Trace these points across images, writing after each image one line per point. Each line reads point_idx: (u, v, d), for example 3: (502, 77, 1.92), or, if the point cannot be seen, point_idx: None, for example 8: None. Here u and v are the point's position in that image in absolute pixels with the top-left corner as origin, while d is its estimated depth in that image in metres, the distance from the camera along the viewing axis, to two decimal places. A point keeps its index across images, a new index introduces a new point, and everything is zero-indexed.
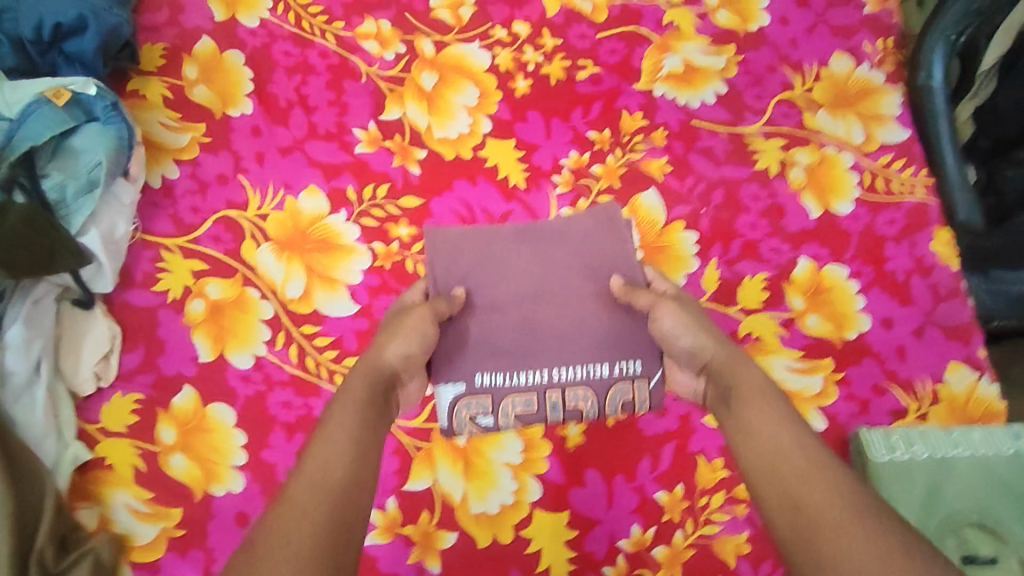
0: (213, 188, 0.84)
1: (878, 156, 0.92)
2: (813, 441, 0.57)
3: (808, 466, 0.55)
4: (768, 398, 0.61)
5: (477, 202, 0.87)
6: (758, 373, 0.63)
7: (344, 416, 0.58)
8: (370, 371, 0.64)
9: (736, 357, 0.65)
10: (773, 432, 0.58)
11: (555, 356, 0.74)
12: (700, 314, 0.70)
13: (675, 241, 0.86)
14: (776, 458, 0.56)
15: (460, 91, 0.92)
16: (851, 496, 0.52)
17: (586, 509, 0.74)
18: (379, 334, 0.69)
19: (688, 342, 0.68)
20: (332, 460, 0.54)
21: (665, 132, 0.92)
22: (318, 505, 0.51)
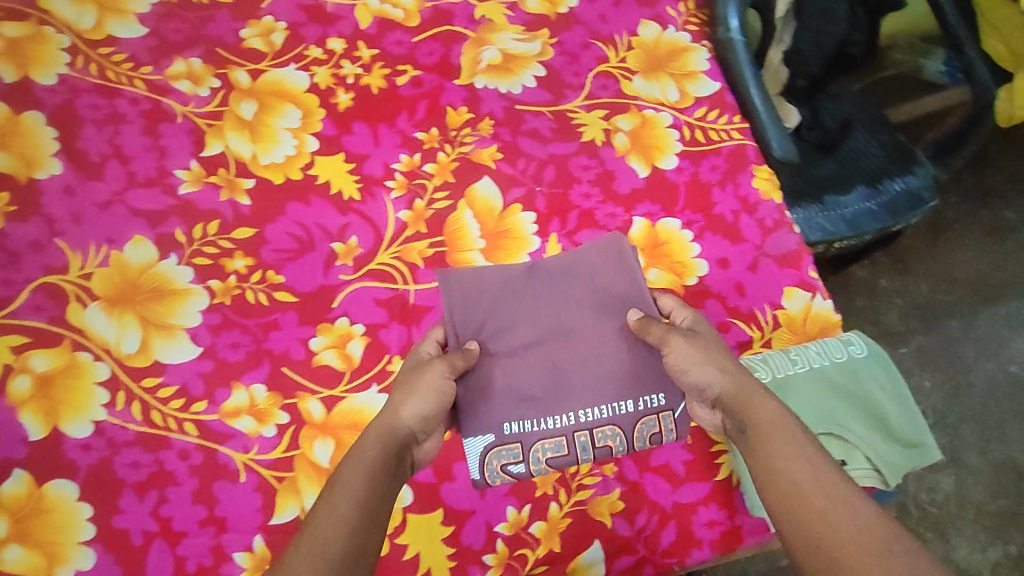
0: (27, 257, 0.79)
1: (694, 110, 0.98)
2: (834, 479, 0.57)
3: (823, 508, 0.55)
4: (789, 436, 0.60)
5: (313, 220, 0.87)
6: (775, 407, 0.63)
7: (352, 483, 0.58)
8: (384, 435, 0.63)
9: (749, 390, 0.65)
10: (791, 476, 0.58)
11: (578, 395, 0.74)
12: (712, 343, 0.69)
13: (515, 224, 0.88)
14: (797, 498, 0.57)
15: (282, 115, 0.92)
16: (870, 539, 0.52)
17: (458, 503, 0.74)
18: (397, 389, 0.68)
19: (697, 375, 0.67)
20: (333, 529, 0.54)
21: (491, 122, 0.94)
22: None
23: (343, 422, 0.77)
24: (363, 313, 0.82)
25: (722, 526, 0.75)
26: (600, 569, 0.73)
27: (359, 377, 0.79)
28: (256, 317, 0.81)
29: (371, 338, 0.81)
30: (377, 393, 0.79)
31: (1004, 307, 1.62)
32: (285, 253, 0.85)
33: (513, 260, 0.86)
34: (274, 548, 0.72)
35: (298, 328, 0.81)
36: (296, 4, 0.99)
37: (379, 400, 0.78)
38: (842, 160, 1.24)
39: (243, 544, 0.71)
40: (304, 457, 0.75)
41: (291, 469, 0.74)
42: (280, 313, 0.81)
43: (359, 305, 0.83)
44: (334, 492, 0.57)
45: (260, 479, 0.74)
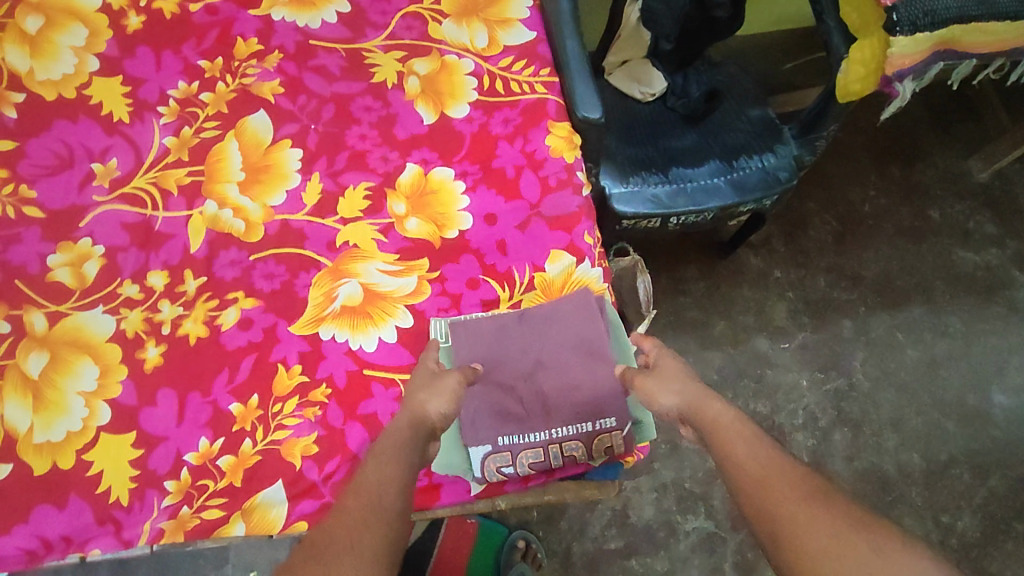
0: None
1: (499, 59, 0.94)
2: (776, 456, 0.59)
3: (766, 480, 0.57)
4: (731, 434, 0.62)
5: (77, 138, 0.86)
6: (723, 409, 0.65)
7: (387, 457, 0.62)
8: (417, 423, 0.66)
9: (702, 401, 0.67)
10: (742, 463, 0.59)
11: (558, 411, 0.76)
12: (676, 371, 0.71)
13: (279, 159, 0.86)
14: (742, 482, 0.58)
15: (67, 32, 0.91)
16: (807, 496, 0.55)
17: (153, 428, 0.73)
18: (415, 389, 0.70)
19: (658, 401, 0.70)
20: (384, 487, 0.59)
21: (279, 55, 0.91)
22: (377, 526, 0.56)
23: (61, 338, 0.77)
24: (107, 236, 0.82)
25: (417, 481, 0.72)
26: (279, 509, 0.71)
27: (87, 296, 0.79)
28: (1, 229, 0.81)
29: (107, 260, 0.81)
30: (100, 312, 0.78)
31: (905, 312, 1.53)
32: (42, 168, 0.84)
33: (268, 198, 0.84)
34: None
35: (40, 243, 0.81)
36: None
37: (102, 320, 0.78)
38: (705, 132, 1.14)
39: None
40: (15, 367, 0.75)
41: (1, 377, 0.75)
42: (24, 228, 0.82)
43: (105, 228, 0.82)
44: (375, 461, 0.62)
45: None
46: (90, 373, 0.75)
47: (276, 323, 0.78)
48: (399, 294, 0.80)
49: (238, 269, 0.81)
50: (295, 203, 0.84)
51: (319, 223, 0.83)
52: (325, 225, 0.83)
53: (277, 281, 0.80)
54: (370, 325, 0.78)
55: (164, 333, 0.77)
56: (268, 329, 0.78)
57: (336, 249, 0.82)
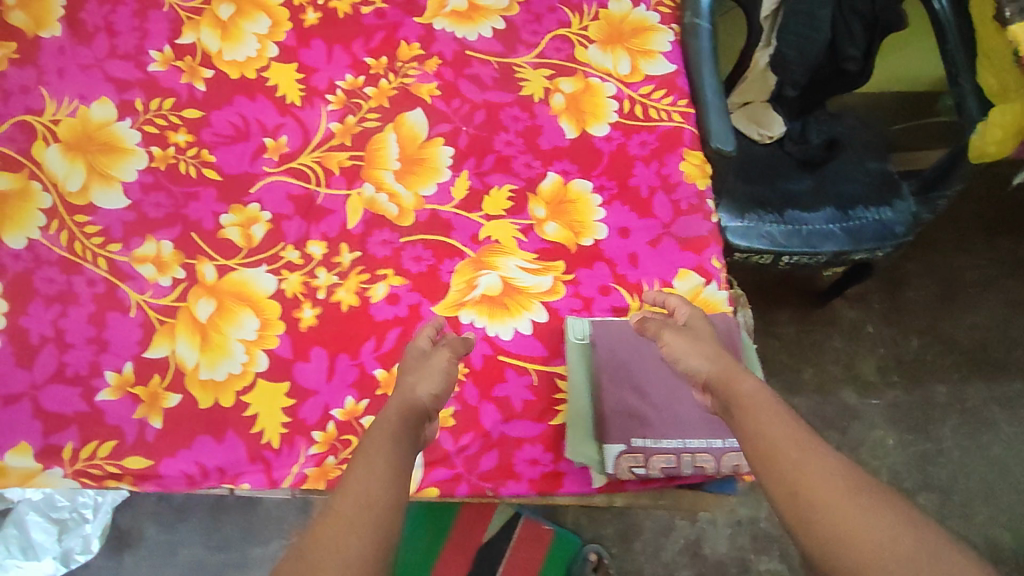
0: (15, 97, 0.93)
1: (640, 87, 0.99)
2: (807, 436, 0.59)
3: (797, 457, 0.57)
4: (761, 408, 0.62)
5: (254, 115, 0.94)
6: (752, 382, 0.65)
7: (376, 450, 0.59)
8: (405, 407, 0.65)
9: (731, 370, 0.67)
10: (770, 437, 0.59)
11: (693, 421, 0.75)
12: (705, 337, 0.72)
13: (432, 155, 0.93)
14: (772, 455, 0.58)
15: (253, 21, 1.00)
16: (841, 478, 0.55)
17: (306, 381, 0.79)
18: (405, 375, 0.72)
19: (686, 361, 0.70)
20: (371, 478, 0.56)
21: (438, 61, 0.98)
22: (366, 521, 0.52)
23: (227, 290, 0.84)
24: (274, 204, 0.89)
25: (544, 467, 0.77)
26: (414, 473, 0.76)
27: (252, 256, 0.86)
28: (182, 185, 0.90)
29: (273, 226, 0.88)
30: (263, 271, 0.85)
31: (1001, 385, 1.49)
32: (222, 137, 0.92)
33: (420, 188, 0.91)
34: (139, 377, 0.79)
35: (215, 203, 0.89)
36: None
37: (265, 279, 0.85)
38: (823, 179, 1.17)
39: (114, 365, 0.79)
40: (186, 309, 0.83)
41: (173, 316, 0.83)
42: (202, 188, 0.90)
43: (272, 197, 0.90)
44: (364, 453, 0.59)
45: (146, 318, 0.83)
46: (251, 324, 0.82)
47: (421, 302, 0.84)
48: (535, 290, 0.85)
49: (389, 248, 0.87)
50: (444, 196, 0.90)
51: (466, 217, 0.89)
52: (471, 219, 0.89)
53: (424, 264, 0.87)
54: (507, 316, 0.83)
55: (319, 297, 0.84)
56: (413, 306, 0.84)
57: (479, 242, 0.88)
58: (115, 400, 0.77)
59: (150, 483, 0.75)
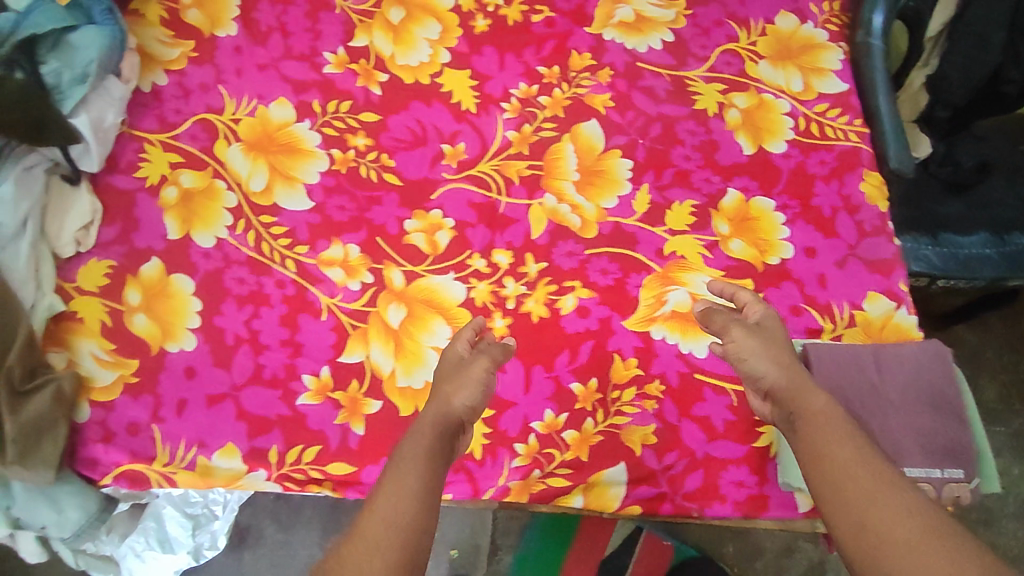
0: (196, 95, 0.94)
1: (815, 105, 0.97)
2: (879, 461, 0.59)
3: (870, 486, 0.57)
4: (834, 429, 0.62)
5: (431, 121, 0.94)
6: (823, 399, 0.64)
7: (407, 465, 0.58)
8: (439, 421, 0.62)
9: (802, 383, 0.65)
10: (846, 462, 0.59)
11: (909, 449, 0.74)
12: (779, 338, 0.69)
13: (611, 166, 0.91)
14: (840, 483, 0.58)
15: (424, 26, 0.99)
16: (911, 509, 0.55)
17: (504, 392, 0.79)
18: (440, 383, 0.67)
19: (754, 366, 0.67)
20: (403, 503, 0.55)
21: (610, 72, 0.97)
22: (392, 550, 0.53)
23: (416, 296, 0.84)
24: (456, 211, 0.89)
25: (749, 490, 0.76)
26: (618, 489, 0.76)
27: (439, 262, 0.85)
28: (364, 189, 0.89)
29: (457, 233, 0.87)
30: (452, 279, 0.85)
31: None
32: (401, 142, 0.92)
33: (602, 200, 0.89)
34: (337, 381, 0.79)
35: (398, 208, 0.89)
36: None
37: (454, 286, 0.84)
38: (971, 203, 1.14)
39: (312, 369, 0.79)
40: (377, 315, 0.82)
41: (365, 321, 0.82)
42: (383, 192, 0.89)
43: (453, 203, 0.89)
44: (393, 474, 0.58)
45: (337, 322, 0.82)
46: (443, 333, 0.82)
47: (611, 316, 0.83)
48: None
49: (574, 260, 0.86)
50: (626, 210, 0.89)
51: (650, 231, 0.88)
52: (656, 234, 0.87)
53: (611, 277, 0.85)
54: (700, 334, 0.82)
55: (509, 307, 0.83)
56: (604, 320, 0.83)
57: (664, 257, 0.86)
58: (316, 404, 0.77)
59: (355, 488, 0.76)
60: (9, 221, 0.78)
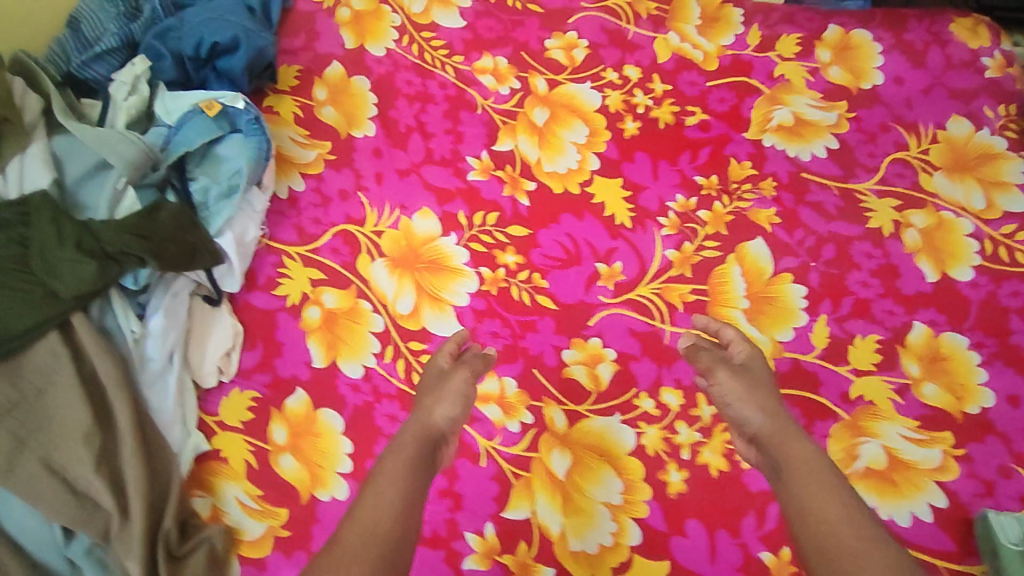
0: (335, 203, 0.89)
1: (1001, 225, 0.88)
2: (866, 519, 0.63)
3: (857, 545, 0.61)
4: (820, 482, 0.65)
5: (584, 236, 0.88)
6: (809, 450, 0.67)
7: (392, 472, 0.66)
8: (420, 433, 0.68)
9: (787, 431, 0.68)
10: (823, 510, 0.63)
11: None
12: (761, 383, 0.72)
13: (783, 293, 0.84)
14: (830, 539, 0.62)
15: (570, 129, 0.94)
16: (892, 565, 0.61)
17: (687, 560, 0.71)
18: (422, 396, 0.72)
19: (740, 411, 0.70)
20: (382, 507, 0.64)
21: (773, 183, 0.90)
22: (375, 546, 0.62)
23: (581, 441, 0.77)
24: (618, 340, 0.82)
25: None
26: None
27: (604, 401, 0.79)
28: (518, 314, 0.84)
29: (621, 366, 0.81)
30: (619, 421, 0.78)
31: None
32: (554, 260, 0.86)
33: (776, 332, 0.82)
34: (504, 542, 0.72)
35: (554, 335, 0.82)
36: (601, 27, 1.00)
37: (621, 429, 0.77)
38: None
39: (476, 527, 0.73)
40: (540, 462, 0.76)
41: (528, 469, 0.76)
42: (539, 316, 0.83)
43: (614, 331, 0.82)
44: (376, 480, 0.66)
45: (498, 470, 0.76)
46: (613, 485, 0.75)
47: None
48: (924, 466, 0.75)
49: None
50: (803, 344, 0.82)
51: (833, 369, 0.81)
52: (839, 374, 0.80)
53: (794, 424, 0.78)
54: (900, 497, 0.73)
55: (684, 457, 0.76)
56: None
57: (850, 402, 0.79)
58: (484, 570, 0.71)
59: None
60: (157, 355, 0.74)
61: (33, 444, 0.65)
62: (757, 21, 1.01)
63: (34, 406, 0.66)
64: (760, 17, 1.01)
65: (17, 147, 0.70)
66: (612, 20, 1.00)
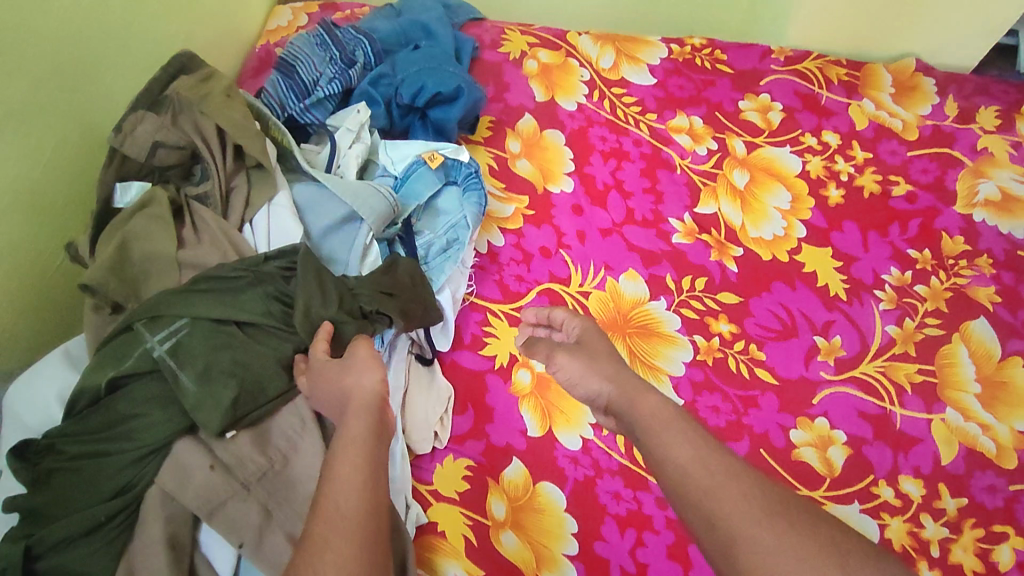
0: (537, 260, 0.86)
1: None
2: (720, 453, 0.52)
3: (709, 484, 0.50)
4: (669, 427, 0.54)
5: (799, 307, 0.84)
6: (657, 400, 0.57)
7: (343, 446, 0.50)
8: (358, 403, 0.53)
9: (633, 387, 0.59)
10: (668, 447, 0.53)
11: None
12: (602, 350, 0.63)
13: (1016, 379, 0.80)
14: (681, 482, 0.51)
15: (772, 194, 0.91)
16: (758, 502, 0.49)
17: None
18: (322, 380, 0.57)
19: (586, 386, 0.61)
20: (342, 484, 0.48)
21: (989, 260, 0.87)
22: (350, 531, 0.45)
23: None
24: (846, 422, 0.77)
25: None
26: None
27: (841, 488, 0.74)
28: (738, 387, 0.79)
29: (854, 451, 0.76)
30: (859, 511, 0.72)
31: None
32: (769, 331, 0.82)
33: (1015, 421, 0.77)
34: None
35: (779, 413, 0.78)
36: (793, 90, 0.99)
37: (864, 521, 0.72)
38: None
39: None
40: None
41: None
42: (760, 392, 0.79)
43: (842, 411, 0.78)
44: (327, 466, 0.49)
45: None
46: None
47: None
48: None
49: (999, 497, 0.73)
50: None
51: None
52: None
53: None
54: None
55: (935, 555, 0.70)
56: None
57: None
58: None
59: None
60: None
61: (280, 517, 0.58)
62: (952, 91, 1.00)
63: (281, 474, 0.60)
64: (954, 88, 1.00)
65: (264, 197, 0.68)
66: (804, 85, 1.00)
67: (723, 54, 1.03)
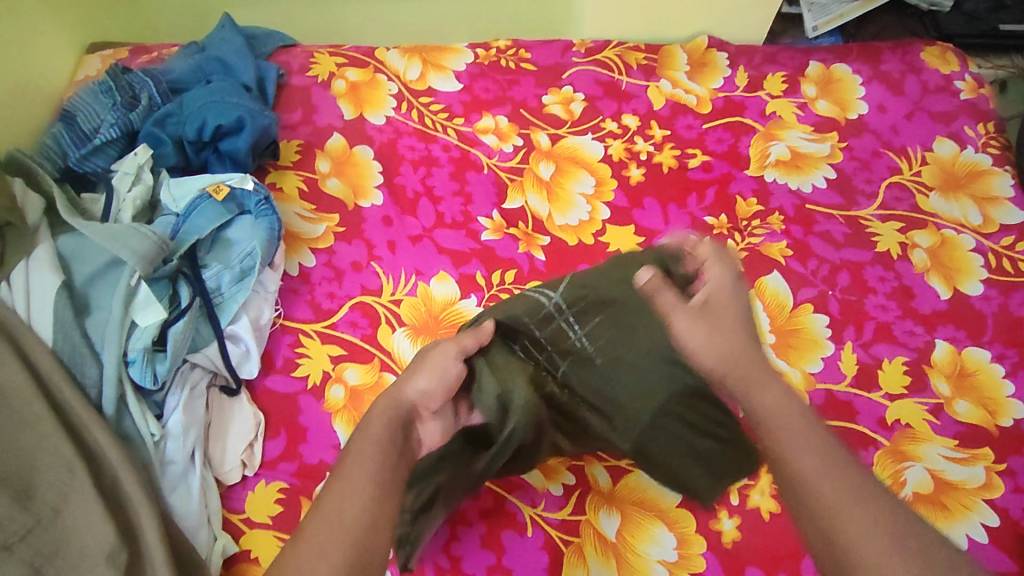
0: (349, 275, 0.87)
1: (1000, 238, 0.92)
2: (823, 438, 0.52)
3: (820, 473, 0.50)
4: (780, 404, 0.54)
5: None
6: (768, 370, 0.56)
7: (359, 451, 0.57)
8: (390, 409, 0.61)
9: (743, 357, 0.56)
10: (776, 431, 0.53)
11: None
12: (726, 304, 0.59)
13: (806, 324, 0.85)
14: (791, 467, 0.51)
15: (577, 181, 0.95)
16: (869, 500, 0.49)
17: None
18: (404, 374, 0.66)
19: (688, 337, 0.57)
20: (349, 493, 0.53)
21: (781, 217, 0.92)
22: (339, 542, 0.50)
23: (627, 497, 0.75)
24: None
25: None
26: None
27: None
28: None
29: None
30: None
31: None
32: None
33: (806, 364, 0.82)
34: None
35: None
36: (594, 80, 1.03)
37: None
38: None
39: None
40: (590, 525, 0.73)
41: (578, 534, 0.73)
42: None
43: None
44: (344, 463, 0.56)
45: (546, 538, 0.73)
46: (667, 541, 0.72)
47: None
48: (971, 485, 0.75)
49: None
50: (835, 374, 0.82)
51: (867, 397, 0.80)
52: (874, 401, 0.80)
53: None
54: (952, 519, 0.72)
55: (734, 503, 0.75)
56: None
57: (888, 427, 0.78)
58: None
59: None
60: (178, 456, 0.71)
61: (50, 572, 0.59)
62: (743, 62, 1.06)
63: (49, 530, 0.60)
64: (744, 59, 1.06)
65: (21, 253, 0.68)
66: (604, 73, 1.04)
67: (527, 53, 1.06)
